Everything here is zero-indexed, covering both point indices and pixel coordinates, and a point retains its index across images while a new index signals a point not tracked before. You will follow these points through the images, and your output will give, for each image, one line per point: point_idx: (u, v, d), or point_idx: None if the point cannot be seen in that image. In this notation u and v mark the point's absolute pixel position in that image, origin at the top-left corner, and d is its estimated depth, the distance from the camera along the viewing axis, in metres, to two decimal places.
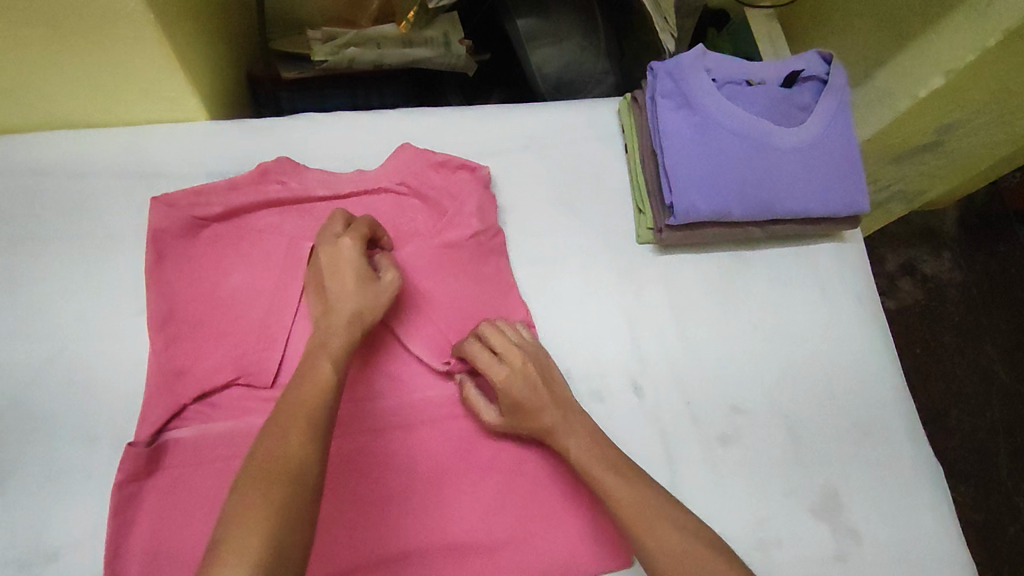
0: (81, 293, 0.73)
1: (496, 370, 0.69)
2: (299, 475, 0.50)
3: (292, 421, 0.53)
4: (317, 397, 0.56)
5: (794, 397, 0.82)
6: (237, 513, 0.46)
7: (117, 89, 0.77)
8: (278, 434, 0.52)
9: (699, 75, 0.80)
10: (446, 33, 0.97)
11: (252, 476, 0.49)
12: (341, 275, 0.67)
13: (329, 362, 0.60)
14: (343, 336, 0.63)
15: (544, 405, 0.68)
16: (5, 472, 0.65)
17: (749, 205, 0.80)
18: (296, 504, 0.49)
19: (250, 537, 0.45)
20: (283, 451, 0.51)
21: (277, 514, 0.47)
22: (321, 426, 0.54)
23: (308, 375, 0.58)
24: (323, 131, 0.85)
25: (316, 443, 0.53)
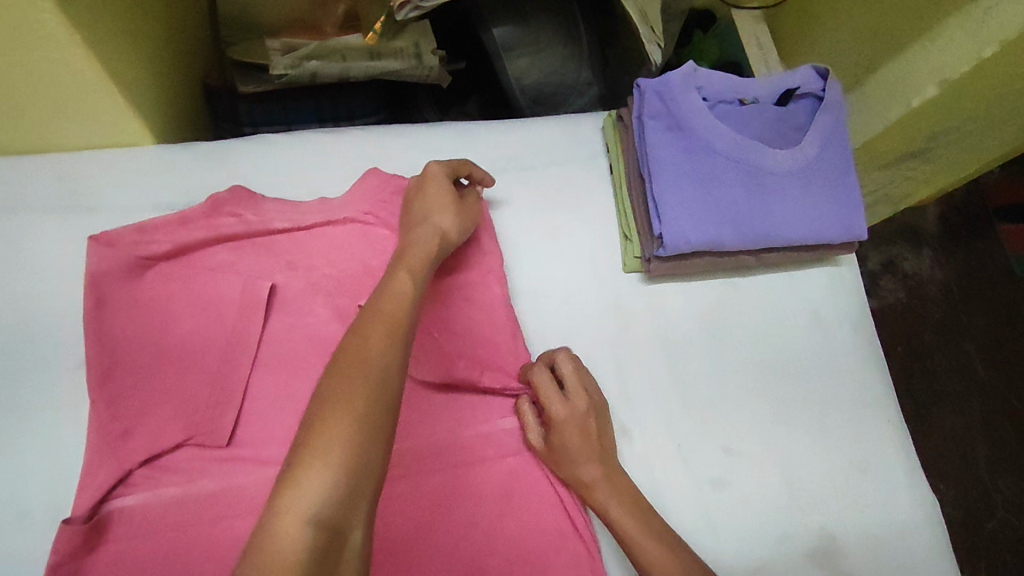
0: (9, 346, 0.65)
1: (559, 408, 0.69)
2: (383, 384, 0.46)
3: (374, 325, 0.50)
4: (400, 310, 0.52)
5: (788, 433, 0.78)
6: (320, 415, 0.43)
7: (46, 113, 0.69)
8: (361, 336, 0.49)
9: (689, 94, 0.75)
10: (416, 43, 0.89)
11: (338, 373, 0.46)
12: (434, 199, 0.68)
13: (409, 274, 0.57)
14: (430, 249, 0.62)
15: (590, 453, 0.69)
16: None
17: (744, 234, 0.75)
18: (381, 406, 0.45)
19: (334, 443, 0.42)
20: (367, 350, 0.48)
21: (359, 424, 0.43)
22: (404, 339, 0.50)
23: (393, 285, 0.55)
24: (282, 155, 0.78)
25: (399, 356, 0.49)
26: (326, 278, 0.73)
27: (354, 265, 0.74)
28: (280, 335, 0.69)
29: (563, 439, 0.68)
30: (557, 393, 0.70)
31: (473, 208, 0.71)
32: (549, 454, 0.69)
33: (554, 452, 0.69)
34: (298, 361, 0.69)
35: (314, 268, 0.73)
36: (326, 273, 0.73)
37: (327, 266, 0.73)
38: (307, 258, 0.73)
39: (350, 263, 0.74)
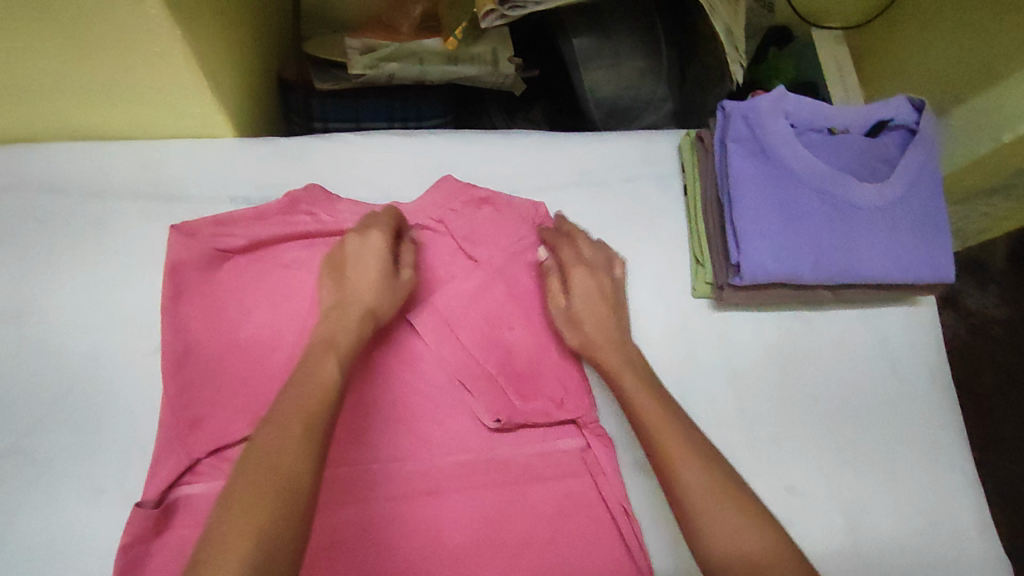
0: (90, 328, 0.67)
1: (581, 275, 0.70)
2: (292, 483, 0.46)
3: (293, 422, 0.49)
4: (320, 398, 0.51)
5: (853, 476, 0.76)
6: (223, 521, 0.43)
7: (138, 105, 0.71)
8: (275, 436, 0.48)
9: (778, 120, 0.73)
10: (495, 49, 0.88)
11: (242, 483, 0.45)
12: (365, 264, 0.65)
13: (337, 360, 0.55)
14: (353, 335, 0.59)
15: (601, 320, 0.69)
16: (8, 524, 0.61)
17: (825, 268, 0.72)
18: (287, 519, 0.44)
19: (237, 548, 0.41)
20: (279, 451, 0.47)
21: (262, 525, 0.43)
22: (320, 432, 0.49)
23: (314, 368, 0.54)
24: (358, 155, 0.78)
25: (315, 450, 0.48)
26: None
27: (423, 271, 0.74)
28: None
29: (579, 298, 0.69)
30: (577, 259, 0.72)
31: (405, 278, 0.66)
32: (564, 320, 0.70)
33: (570, 319, 0.69)
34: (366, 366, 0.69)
35: None
36: None
37: None
38: None
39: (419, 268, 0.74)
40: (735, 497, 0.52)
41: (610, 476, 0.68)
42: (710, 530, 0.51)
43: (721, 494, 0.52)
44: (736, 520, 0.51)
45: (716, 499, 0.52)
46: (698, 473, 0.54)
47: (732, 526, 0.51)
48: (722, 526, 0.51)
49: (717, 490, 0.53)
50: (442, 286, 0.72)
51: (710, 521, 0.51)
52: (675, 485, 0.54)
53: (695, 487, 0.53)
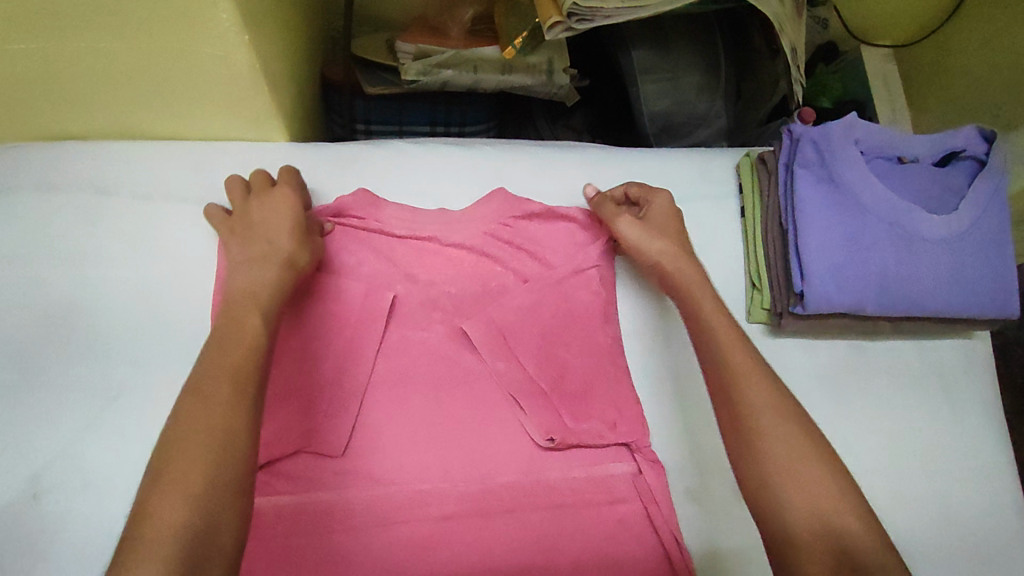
0: (137, 332, 0.65)
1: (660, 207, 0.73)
2: (232, 443, 0.45)
3: (219, 380, 0.47)
4: (248, 355, 0.50)
5: (905, 510, 0.74)
6: (154, 489, 0.42)
7: (191, 105, 0.69)
8: (199, 400, 0.46)
9: (848, 147, 0.71)
10: (551, 60, 0.85)
11: (172, 449, 0.44)
12: (273, 217, 0.64)
13: (260, 311, 0.54)
14: (273, 281, 0.58)
15: (681, 262, 0.68)
16: (51, 534, 0.59)
17: (890, 300, 0.70)
18: (222, 473, 0.44)
19: (174, 507, 0.41)
20: (210, 412, 0.46)
21: (195, 485, 0.42)
22: (252, 390, 0.48)
23: (234, 326, 0.52)
24: (410, 163, 0.77)
25: (245, 409, 0.47)
26: (446, 295, 0.71)
27: (475, 285, 0.72)
28: (398, 351, 0.69)
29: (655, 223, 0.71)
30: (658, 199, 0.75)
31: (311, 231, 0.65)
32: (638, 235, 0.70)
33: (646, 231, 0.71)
34: (417, 380, 0.68)
35: (435, 284, 0.71)
36: (445, 290, 0.71)
37: (449, 283, 0.72)
38: (428, 273, 0.72)
39: (471, 282, 0.72)
40: (813, 459, 0.52)
41: (662, 503, 0.67)
42: (790, 496, 0.50)
43: (800, 447, 0.52)
44: (816, 485, 0.51)
45: (795, 464, 0.51)
46: (777, 438, 0.53)
47: (812, 487, 0.50)
48: (799, 492, 0.50)
49: (792, 451, 0.52)
50: (495, 302, 0.71)
51: (792, 485, 0.51)
52: (750, 450, 0.53)
53: (773, 452, 0.52)
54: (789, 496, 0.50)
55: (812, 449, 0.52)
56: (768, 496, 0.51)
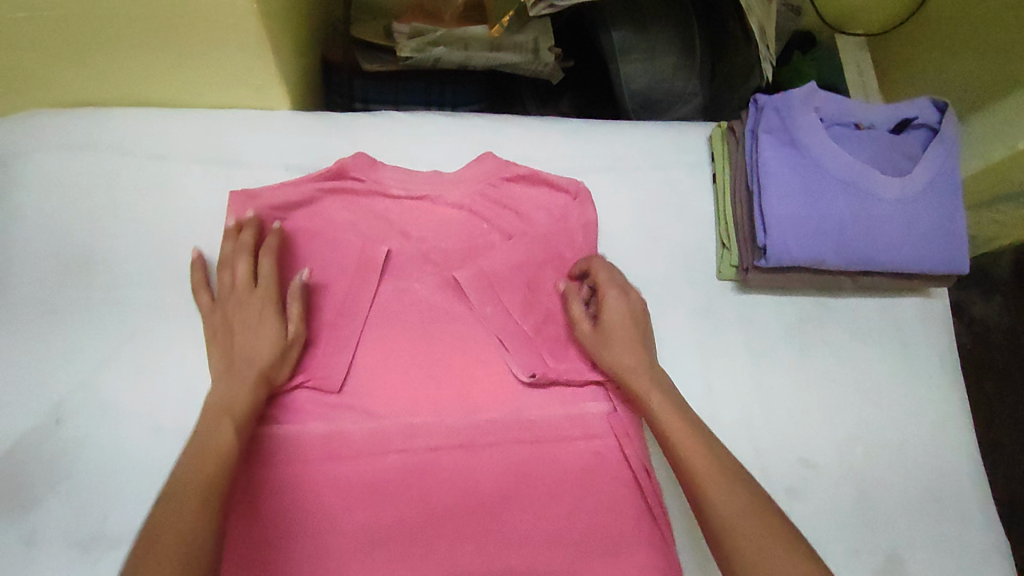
0: (151, 279, 0.71)
1: (612, 295, 0.74)
2: (208, 533, 0.49)
3: (202, 447, 0.56)
4: (221, 458, 0.55)
5: (866, 454, 0.79)
6: (141, 549, 0.46)
7: (200, 73, 0.75)
8: (190, 464, 0.54)
9: (808, 113, 0.77)
10: (537, 38, 0.91)
11: (163, 511, 0.49)
12: (253, 338, 0.67)
13: (231, 420, 0.60)
14: (249, 403, 0.62)
15: (636, 371, 0.70)
16: (70, 454, 0.64)
17: (846, 255, 0.76)
18: (206, 534, 0.49)
19: (166, 567, 0.45)
20: (191, 475, 0.52)
21: (186, 538, 0.47)
22: (221, 489, 0.52)
23: (209, 438, 0.57)
24: (404, 130, 0.82)
25: (213, 502, 0.51)
26: (435, 251, 0.77)
27: (463, 243, 0.78)
28: (390, 300, 0.74)
29: (610, 319, 0.73)
30: (612, 281, 0.75)
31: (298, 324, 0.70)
32: (595, 337, 0.73)
33: (601, 334, 0.73)
34: (408, 327, 0.74)
35: (425, 240, 0.77)
36: (435, 246, 0.77)
37: (438, 240, 0.77)
38: (420, 231, 0.77)
39: (459, 240, 0.78)
40: (759, 515, 0.54)
41: (634, 438, 0.72)
42: (753, 574, 0.51)
43: (749, 510, 0.55)
44: (772, 543, 0.52)
45: (748, 521, 0.54)
46: (725, 496, 0.56)
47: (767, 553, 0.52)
48: (756, 547, 0.52)
49: (748, 517, 0.54)
50: (482, 257, 0.77)
51: (750, 547, 0.53)
52: (705, 510, 0.57)
53: (725, 523, 0.55)
54: (752, 570, 0.51)
55: (762, 511, 0.55)
56: (738, 562, 0.53)
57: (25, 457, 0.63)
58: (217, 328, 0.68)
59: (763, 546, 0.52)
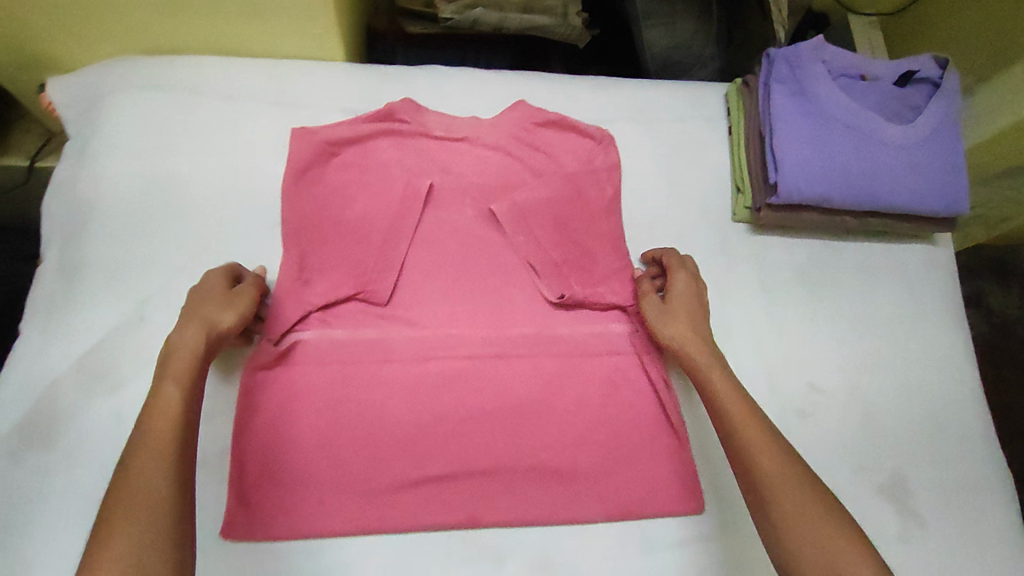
0: (222, 201, 0.79)
1: (680, 282, 0.78)
2: (163, 491, 0.52)
3: (166, 381, 0.59)
4: (174, 421, 0.57)
5: (871, 384, 0.85)
6: (117, 479, 0.52)
7: (269, 25, 0.84)
8: (155, 403, 0.58)
9: (816, 64, 0.83)
10: (566, 3, 0.99)
11: (136, 446, 0.54)
12: (206, 297, 0.66)
13: (177, 384, 0.59)
14: (190, 350, 0.61)
15: (695, 350, 0.73)
16: (154, 347, 0.72)
17: (852, 193, 0.82)
18: (173, 463, 0.54)
19: (135, 494, 0.51)
20: (157, 412, 0.57)
21: (154, 470, 0.53)
22: (177, 451, 0.55)
23: (153, 406, 0.57)
24: (446, 81, 0.90)
25: (172, 464, 0.54)
26: (473, 185, 0.84)
27: (498, 179, 0.85)
28: (432, 227, 0.82)
29: (673, 302, 0.77)
30: (682, 270, 0.79)
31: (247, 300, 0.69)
32: (658, 316, 0.76)
33: (664, 314, 0.76)
34: (448, 251, 0.81)
35: (464, 175, 0.84)
36: (473, 181, 0.85)
37: (476, 176, 0.85)
38: (460, 168, 0.85)
39: (495, 177, 0.85)
40: (804, 489, 0.59)
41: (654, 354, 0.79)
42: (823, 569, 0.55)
43: (797, 487, 0.59)
44: (816, 518, 0.57)
45: (795, 495, 0.59)
46: (778, 472, 0.60)
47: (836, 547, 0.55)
48: (799, 519, 0.57)
49: (796, 494, 0.59)
50: (516, 192, 0.84)
51: (792, 519, 0.58)
52: (756, 483, 0.61)
53: (798, 521, 0.57)
54: (802, 544, 0.56)
55: (808, 488, 0.59)
56: (781, 531, 0.58)
57: (113, 348, 0.72)
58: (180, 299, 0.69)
59: (806, 517, 0.57)
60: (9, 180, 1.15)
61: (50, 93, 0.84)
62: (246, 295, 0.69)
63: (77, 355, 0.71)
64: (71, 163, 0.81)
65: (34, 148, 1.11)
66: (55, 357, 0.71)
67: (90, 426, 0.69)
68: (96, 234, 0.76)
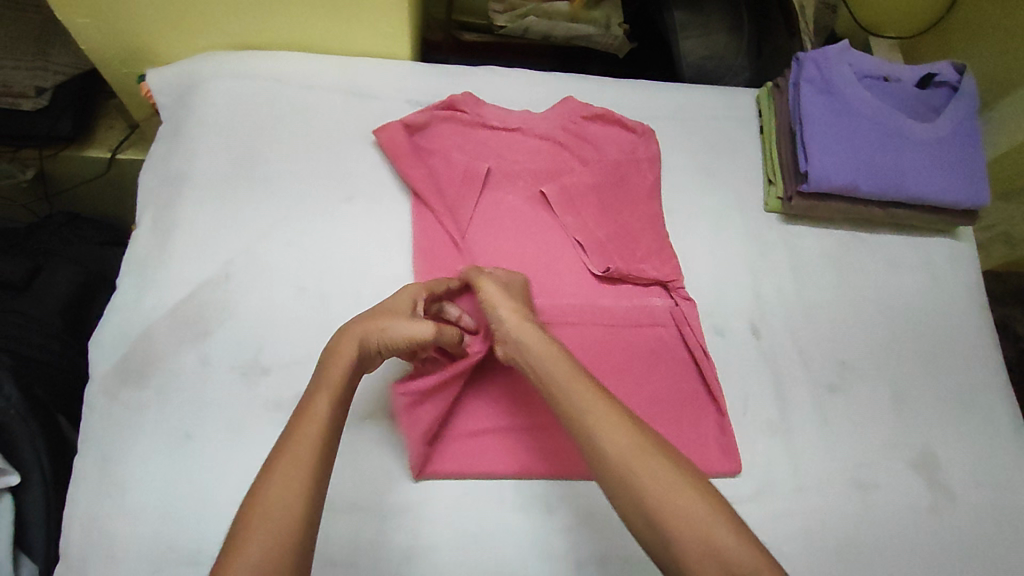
0: (300, 176, 0.88)
1: (488, 287, 0.74)
2: (301, 512, 0.53)
3: (320, 395, 0.61)
4: (316, 438, 0.57)
5: (901, 366, 0.88)
6: (258, 488, 0.54)
7: (349, 24, 0.94)
8: (303, 418, 0.59)
9: (842, 66, 0.91)
10: (609, 16, 1.09)
11: (280, 457, 0.56)
12: (397, 308, 0.71)
13: (328, 395, 0.61)
14: (343, 355, 0.65)
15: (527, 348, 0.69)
16: (236, 301, 0.79)
17: (878, 183, 0.88)
18: (315, 482, 0.55)
19: (275, 506, 0.52)
20: (305, 429, 0.58)
21: (294, 485, 0.54)
22: (319, 468, 0.56)
23: (304, 416, 0.59)
24: (501, 78, 0.99)
25: (311, 480, 0.55)
26: (525, 170, 0.92)
27: (548, 165, 0.93)
28: (487, 205, 0.89)
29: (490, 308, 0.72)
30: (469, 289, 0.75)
31: (415, 328, 0.68)
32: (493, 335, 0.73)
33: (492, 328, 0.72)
34: (502, 227, 0.88)
35: (517, 161, 0.92)
36: (525, 166, 0.92)
37: (527, 162, 0.93)
38: (513, 154, 0.93)
39: (545, 164, 0.93)
40: (656, 456, 0.57)
41: (694, 325, 0.84)
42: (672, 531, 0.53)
43: (652, 456, 0.57)
44: (671, 483, 0.55)
45: (644, 463, 0.57)
46: (623, 443, 0.58)
47: (674, 505, 0.54)
48: (653, 485, 0.55)
49: (641, 456, 0.57)
50: (565, 176, 0.92)
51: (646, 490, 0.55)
52: (605, 457, 0.58)
53: (644, 487, 0.55)
54: (666, 513, 0.54)
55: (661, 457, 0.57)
56: (640, 505, 0.55)
57: (201, 302, 0.78)
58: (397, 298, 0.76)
59: (661, 480, 0.55)
60: (93, 171, 1.26)
61: (150, 81, 0.95)
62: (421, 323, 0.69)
63: (168, 306, 0.78)
64: (168, 142, 0.91)
65: (116, 142, 1.23)
66: (149, 308, 0.78)
67: (176, 369, 0.75)
68: (188, 203, 0.84)
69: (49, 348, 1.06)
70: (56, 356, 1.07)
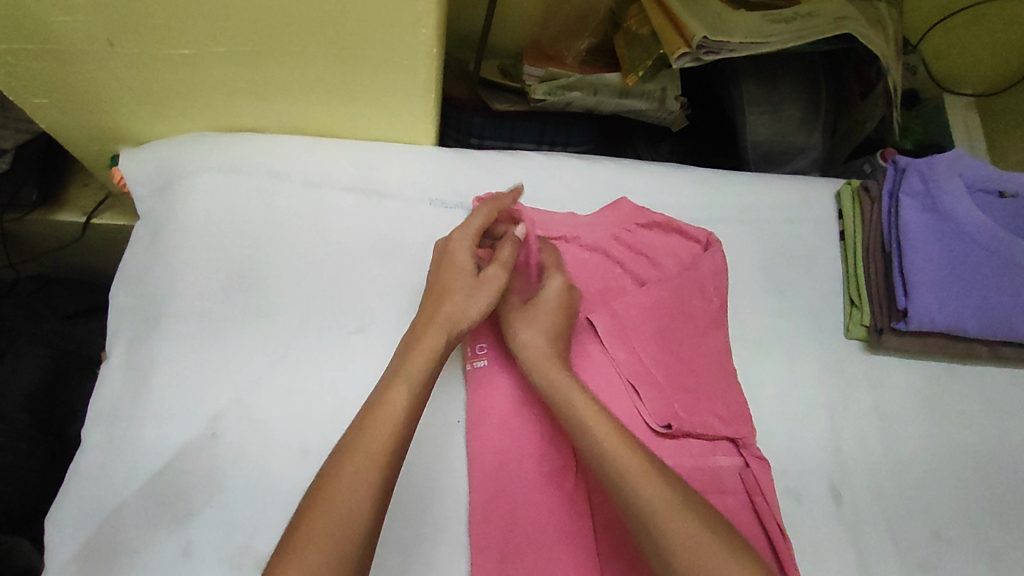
0: (304, 299, 0.74)
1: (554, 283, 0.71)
2: (369, 503, 0.52)
3: (405, 375, 0.60)
4: (392, 428, 0.56)
5: (1002, 537, 0.76)
6: (332, 471, 0.53)
7: (363, 107, 0.78)
8: (383, 401, 0.57)
9: (951, 179, 0.79)
10: (665, 88, 0.92)
11: (357, 439, 0.55)
12: (456, 271, 0.69)
13: (409, 384, 0.59)
14: (437, 346, 0.63)
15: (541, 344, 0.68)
16: (224, 470, 0.66)
17: (989, 324, 0.76)
18: (382, 475, 0.53)
19: (345, 494, 0.51)
20: (384, 412, 0.57)
21: (365, 478, 0.53)
22: (391, 462, 0.54)
23: (384, 396, 0.58)
24: (543, 171, 0.84)
25: (380, 475, 0.53)
26: None
27: (598, 287, 0.78)
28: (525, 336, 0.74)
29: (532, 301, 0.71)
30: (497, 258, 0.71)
31: (493, 280, 0.69)
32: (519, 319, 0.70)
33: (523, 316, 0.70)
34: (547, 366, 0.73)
35: None
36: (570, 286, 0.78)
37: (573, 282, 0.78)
38: None
39: (595, 285, 0.78)
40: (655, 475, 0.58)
41: (769, 497, 0.70)
42: None
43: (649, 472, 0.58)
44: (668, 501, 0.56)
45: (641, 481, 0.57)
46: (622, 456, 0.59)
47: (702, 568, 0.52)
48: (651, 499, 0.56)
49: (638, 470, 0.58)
50: (617, 301, 0.77)
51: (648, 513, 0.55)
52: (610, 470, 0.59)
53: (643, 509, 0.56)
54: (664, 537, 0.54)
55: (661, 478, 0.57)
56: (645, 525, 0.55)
57: (183, 469, 0.65)
58: (435, 266, 0.71)
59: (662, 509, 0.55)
60: (66, 236, 1.10)
61: (125, 169, 0.79)
62: (493, 273, 0.69)
63: (141, 479, 0.64)
64: (144, 254, 0.76)
65: (92, 204, 1.06)
66: (118, 480, 0.65)
67: (150, 563, 0.62)
68: (165, 339, 0.70)
69: (14, 448, 0.92)
70: (23, 457, 0.92)
